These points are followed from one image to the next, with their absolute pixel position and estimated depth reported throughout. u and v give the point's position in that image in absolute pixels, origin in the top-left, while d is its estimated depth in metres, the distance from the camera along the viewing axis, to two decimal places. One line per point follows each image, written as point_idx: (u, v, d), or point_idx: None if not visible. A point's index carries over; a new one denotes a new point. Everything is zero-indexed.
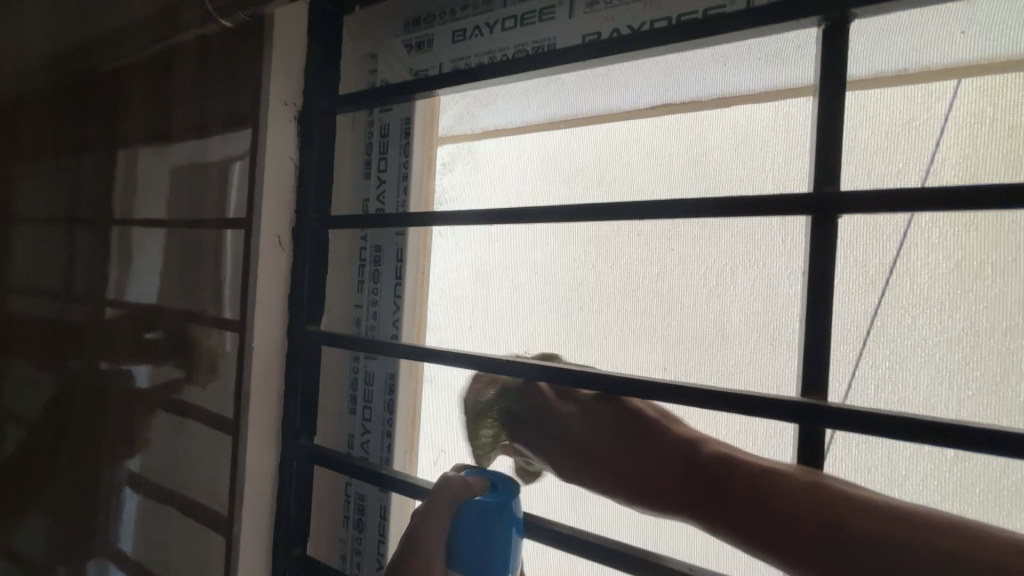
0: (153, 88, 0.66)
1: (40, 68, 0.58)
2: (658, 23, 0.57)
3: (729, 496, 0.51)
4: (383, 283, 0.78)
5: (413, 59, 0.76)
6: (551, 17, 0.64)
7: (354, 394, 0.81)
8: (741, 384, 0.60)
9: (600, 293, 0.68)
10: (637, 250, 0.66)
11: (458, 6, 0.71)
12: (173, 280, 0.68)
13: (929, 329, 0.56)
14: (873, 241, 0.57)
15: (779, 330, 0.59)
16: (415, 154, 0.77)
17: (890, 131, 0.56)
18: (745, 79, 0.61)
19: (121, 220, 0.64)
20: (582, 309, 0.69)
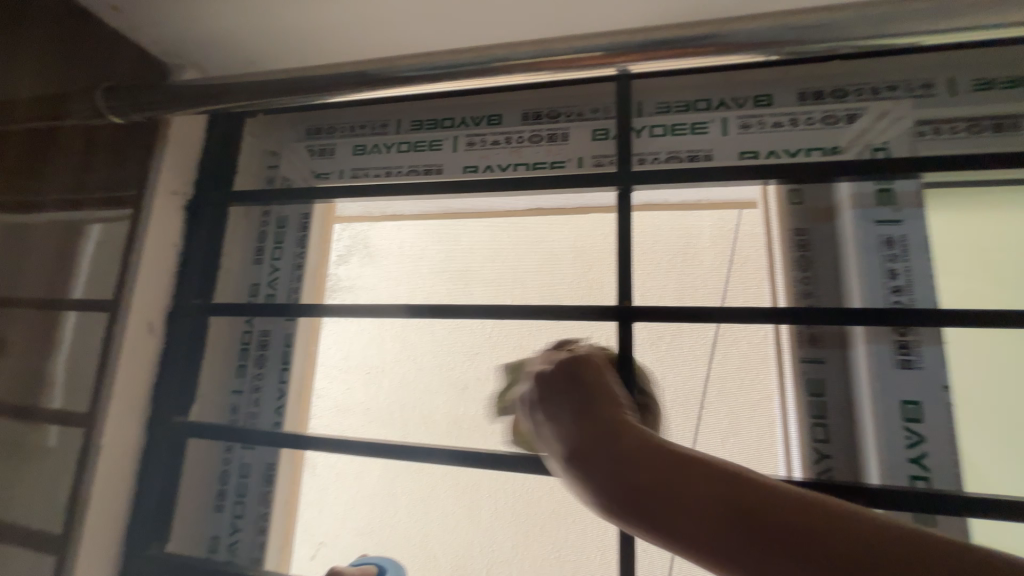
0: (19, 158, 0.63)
1: None
2: (519, 166, 0.75)
3: (659, 477, 0.35)
4: (267, 369, 0.77)
5: (314, 162, 0.83)
6: (438, 147, 0.79)
7: (222, 490, 0.75)
8: None
9: (465, 378, 0.73)
10: (502, 339, 0.72)
11: (358, 125, 0.83)
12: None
13: (720, 408, 0.64)
14: (679, 336, 0.67)
15: None
16: (310, 245, 0.82)
17: (675, 254, 0.70)
18: (569, 203, 0.74)
19: None
20: (447, 392, 0.73)
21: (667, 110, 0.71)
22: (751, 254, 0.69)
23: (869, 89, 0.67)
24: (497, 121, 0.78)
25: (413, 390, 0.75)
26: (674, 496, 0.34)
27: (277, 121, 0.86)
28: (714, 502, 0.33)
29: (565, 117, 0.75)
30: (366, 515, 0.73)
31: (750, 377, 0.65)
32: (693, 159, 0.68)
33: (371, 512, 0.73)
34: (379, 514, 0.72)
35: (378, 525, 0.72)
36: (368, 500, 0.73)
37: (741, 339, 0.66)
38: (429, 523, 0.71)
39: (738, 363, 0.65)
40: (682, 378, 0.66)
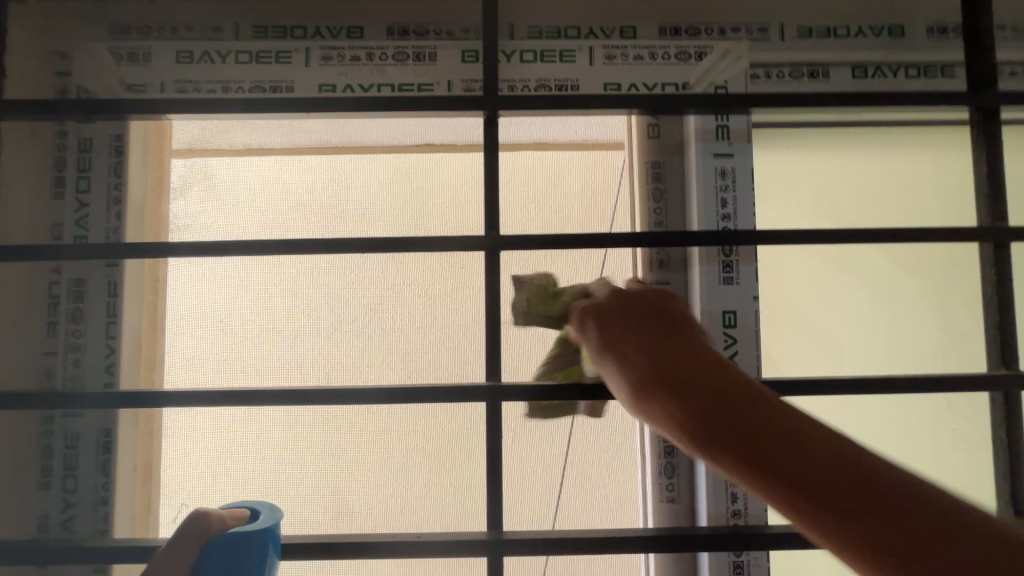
0: None
1: None
2: (384, 87, 0.68)
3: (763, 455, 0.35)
4: (88, 323, 0.66)
5: (124, 70, 0.67)
6: (287, 60, 0.68)
7: (46, 465, 0.65)
8: (458, 377, 0.70)
9: (341, 316, 0.70)
10: (381, 276, 0.71)
11: (183, 26, 0.68)
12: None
13: None
14: (552, 265, 0.70)
15: (472, 332, 0.71)
16: (131, 176, 0.68)
17: (549, 189, 0.72)
18: (441, 134, 0.72)
19: None
20: (320, 331, 0.70)
21: (538, 35, 0.69)
22: (614, 185, 0.73)
23: (718, 30, 0.71)
24: (358, 33, 0.69)
25: (281, 337, 0.70)
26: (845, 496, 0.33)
27: (62, 14, 0.67)
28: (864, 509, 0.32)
29: (433, 35, 0.69)
30: (235, 471, 0.68)
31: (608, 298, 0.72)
32: (562, 89, 0.68)
33: (240, 467, 0.68)
34: (250, 467, 0.68)
35: (250, 478, 0.68)
36: (234, 453, 0.68)
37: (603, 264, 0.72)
38: (304, 469, 0.69)
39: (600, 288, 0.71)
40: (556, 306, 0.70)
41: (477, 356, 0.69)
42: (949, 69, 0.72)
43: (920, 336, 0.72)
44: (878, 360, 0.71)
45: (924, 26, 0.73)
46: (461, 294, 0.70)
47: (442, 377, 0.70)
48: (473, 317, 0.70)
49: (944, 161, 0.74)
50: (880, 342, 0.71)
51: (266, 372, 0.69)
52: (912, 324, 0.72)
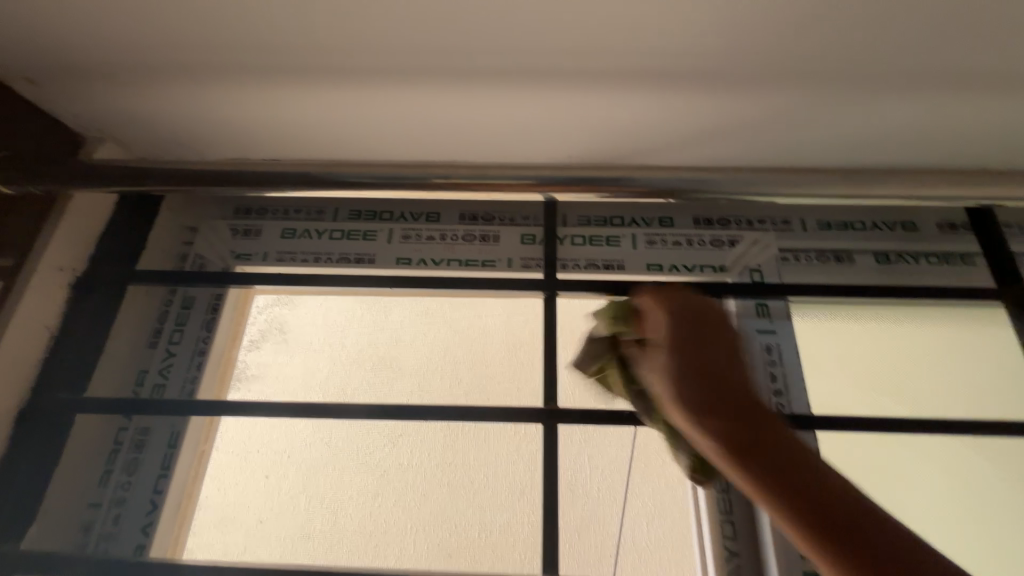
0: None
1: None
2: (452, 262, 0.78)
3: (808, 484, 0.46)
4: (139, 476, 0.66)
5: (237, 243, 0.80)
6: (373, 238, 0.80)
7: None
8: (508, 565, 0.64)
9: (386, 478, 0.71)
10: (428, 437, 0.71)
11: (292, 210, 0.83)
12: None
13: (627, 510, 0.69)
14: (603, 440, 0.69)
15: (525, 509, 0.67)
16: (218, 332, 0.75)
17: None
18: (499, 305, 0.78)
19: None
20: (363, 490, 0.71)
21: (588, 223, 0.80)
22: None
23: (746, 221, 0.82)
24: (434, 218, 0.82)
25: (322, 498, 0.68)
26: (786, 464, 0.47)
27: (199, 199, 0.82)
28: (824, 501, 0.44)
29: (498, 221, 0.81)
30: None
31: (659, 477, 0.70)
32: (610, 268, 0.76)
33: None
34: None
35: None
36: None
37: (654, 445, 0.70)
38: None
39: (650, 466, 0.70)
40: (602, 481, 0.69)
41: (530, 537, 0.65)
42: (969, 257, 0.78)
43: (1017, 528, 0.67)
44: (979, 557, 0.66)
45: (933, 221, 0.82)
46: (507, 461, 0.69)
47: (491, 563, 0.64)
48: (524, 493, 0.67)
49: (992, 340, 0.75)
50: (971, 533, 0.67)
51: (309, 535, 0.68)
52: (1004, 514, 0.68)
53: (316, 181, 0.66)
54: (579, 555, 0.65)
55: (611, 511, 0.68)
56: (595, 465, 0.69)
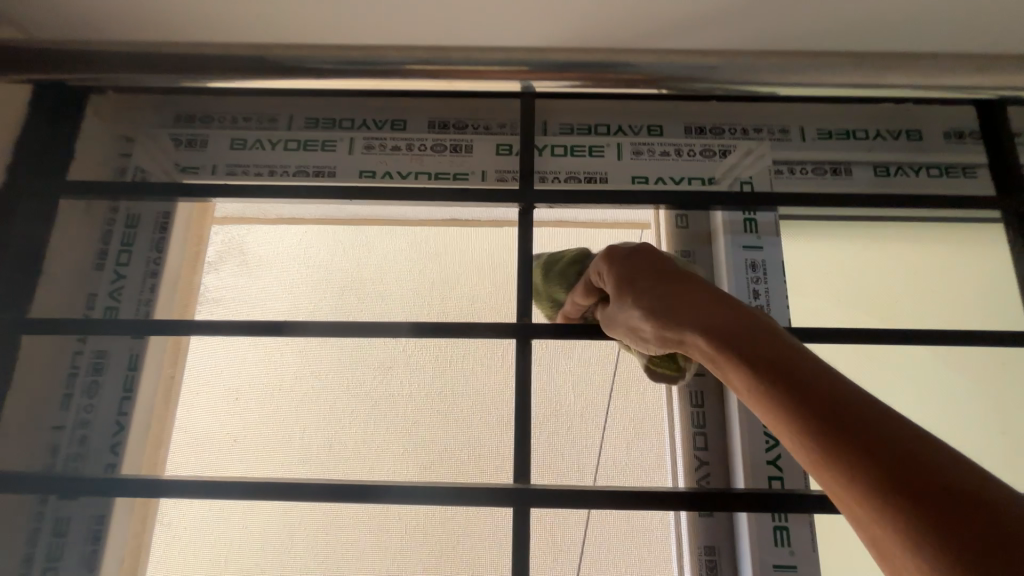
0: None
1: None
2: (421, 175, 0.71)
3: (787, 386, 0.39)
4: (101, 398, 0.64)
5: (180, 154, 0.72)
6: (332, 149, 0.72)
7: (32, 553, 0.60)
8: (486, 475, 0.63)
9: (358, 395, 0.67)
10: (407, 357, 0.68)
11: (240, 116, 0.74)
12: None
13: (607, 426, 0.67)
14: (581, 356, 0.66)
15: (502, 422, 0.65)
16: (169, 253, 0.69)
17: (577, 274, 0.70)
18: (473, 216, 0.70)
19: None
20: (334, 408, 0.67)
21: (569, 131, 0.73)
22: None
23: (741, 129, 0.75)
24: (400, 126, 0.74)
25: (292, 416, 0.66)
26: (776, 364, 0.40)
27: (132, 103, 0.72)
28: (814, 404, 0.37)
29: (471, 129, 0.74)
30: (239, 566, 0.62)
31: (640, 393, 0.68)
32: (591, 180, 0.70)
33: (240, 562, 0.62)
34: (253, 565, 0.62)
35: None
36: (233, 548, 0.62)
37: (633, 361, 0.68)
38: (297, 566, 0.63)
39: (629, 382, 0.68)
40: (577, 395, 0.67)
41: (507, 452, 0.63)
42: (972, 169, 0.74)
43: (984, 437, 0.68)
44: None
45: (941, 129, 0.76)
46: (491, 381, 0.66)
47: (469, 473, 0.63)
48: (501, 407, 0.65)
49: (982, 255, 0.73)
50: None
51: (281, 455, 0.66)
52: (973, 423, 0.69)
53: (257, 72, 0.57)
54: (555, 468, 0.64)
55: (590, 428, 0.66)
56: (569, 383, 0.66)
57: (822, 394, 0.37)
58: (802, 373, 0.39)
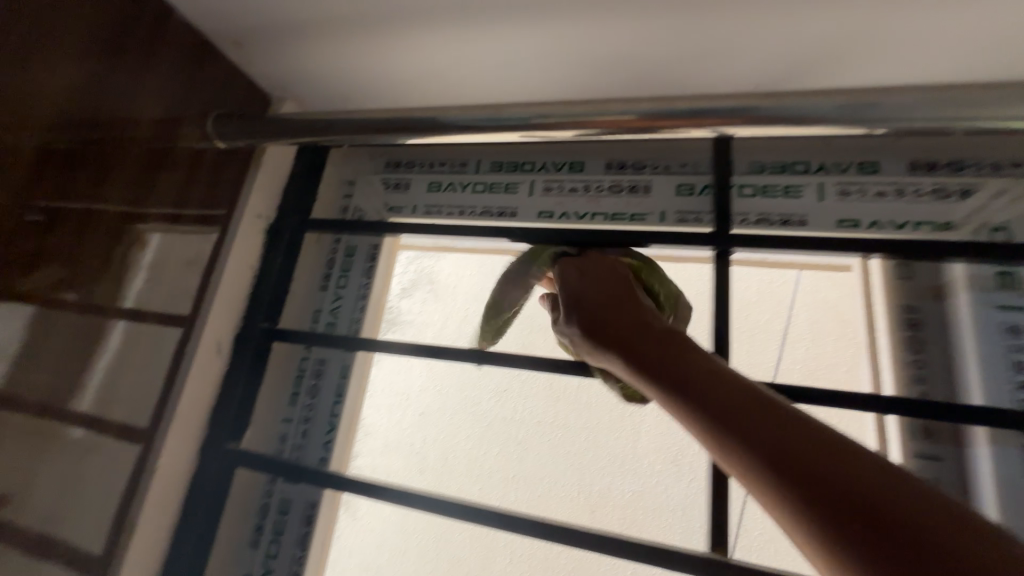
0: (144, 168, 0.62)
1: (45, 135, 0.53)
2: (598, 216, 0.73)
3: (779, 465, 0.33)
4: (320, 399, 0.75)
5: (389, 195, 0.84)
6: (515, 190, 0.78)
7: (260, 524, 0.71)
8: (658, 523, 0.67)
9: (530, 427, 0.76)
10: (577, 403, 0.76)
11: (436, 162, 0.84)
12: (42, 385, 0.53)
13: None
14: None
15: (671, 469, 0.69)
16: (375, 277, 0.80)
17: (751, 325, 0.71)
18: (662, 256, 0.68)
19: (15, 295, 0.51)
20: (510, 436, 0.76)
21: (760, 170, 0.68)
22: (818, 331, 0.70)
23: (990, 165, 0.62)
24: (578, 168, 0.77)
25: (478, 440, 0.77)
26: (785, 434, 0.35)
27: (356, 154, 0.88)
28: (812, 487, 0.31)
29: (649, 169, 0.74)
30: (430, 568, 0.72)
31: None
32: (787, 224, 0.65)
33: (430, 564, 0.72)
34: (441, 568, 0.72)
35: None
36: (425, 551, 0.73)
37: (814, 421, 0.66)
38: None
39: None
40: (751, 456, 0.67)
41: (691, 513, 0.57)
42: None
43: None
44: None
45: None
46: (657, 428, 0.71)
47: (637, 517, 0.68)
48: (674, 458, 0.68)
49: None
50: None
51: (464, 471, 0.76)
52: None
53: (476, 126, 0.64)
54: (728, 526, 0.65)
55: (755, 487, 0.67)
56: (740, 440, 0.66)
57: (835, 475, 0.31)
58: (806, 451, 0.33)
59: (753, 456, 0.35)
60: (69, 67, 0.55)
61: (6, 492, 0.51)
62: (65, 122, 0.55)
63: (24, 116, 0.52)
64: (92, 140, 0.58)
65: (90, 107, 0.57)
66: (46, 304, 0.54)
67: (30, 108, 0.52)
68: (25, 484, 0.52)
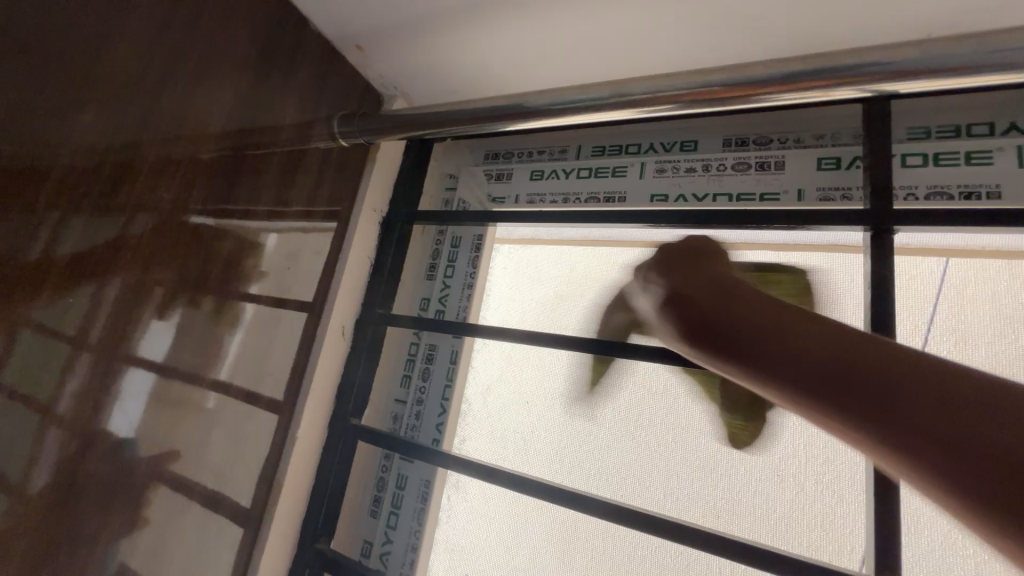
0: (283, 170, 0.69)
1: (210, 144, 0.61)
2: (720, 197, 0.67)
3: (824, 378, 0.27)
4: (431, 383, 0.79)
5: (492, 186, 0.85)
6: (622, 174, 0.74)
7: (380, 496, 0.77)
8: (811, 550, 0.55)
9: (641, 423, 0.66)
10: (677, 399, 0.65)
11: (537, 150, 0.83)
12: (210, 361, 0.63)
13: None
14: None
15: (831, 488, 0.56)
16: (479, 266, 0.83)
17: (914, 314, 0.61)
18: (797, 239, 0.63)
19: (189, 283, 0.60)
20: (617, 433, 0.67)
21: (926, 135, 0.58)
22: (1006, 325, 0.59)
23: None
24: (693, 147, 0.71)
25: (580, 433, 0.69)
26: (817, 347, 0.29)
27: (458, 147, 0.90)
28: (870, 403, 0.26)
29: (778, 143, 0.66)
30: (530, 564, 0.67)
31: None
32: (970, 198, 0.54)
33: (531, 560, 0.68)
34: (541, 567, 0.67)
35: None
36: (527, 546, 0.68)
37: None
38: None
39: None
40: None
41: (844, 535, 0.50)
42: None
43: None
44: None
45: None
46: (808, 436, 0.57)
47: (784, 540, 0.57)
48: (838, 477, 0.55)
49: None
50: None
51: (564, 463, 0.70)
52: None
53: None
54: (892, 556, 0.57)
55: None
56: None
57: (910, 390, 0.25)
58: (854, 364, 0.27)
59: (963, 455, 0.22)
60: (227, 81, 0.63)
61: (186, 448, 0.61)
62: (226, 134, 0.63)
63: (196, 131, 0.60)
64: (246, 147, 0.65)
65: (243, 116, 0.65)
66: (211, 289, 0.62)
67: (200, 124, 0.60)
68: (199, 443, 0.62)
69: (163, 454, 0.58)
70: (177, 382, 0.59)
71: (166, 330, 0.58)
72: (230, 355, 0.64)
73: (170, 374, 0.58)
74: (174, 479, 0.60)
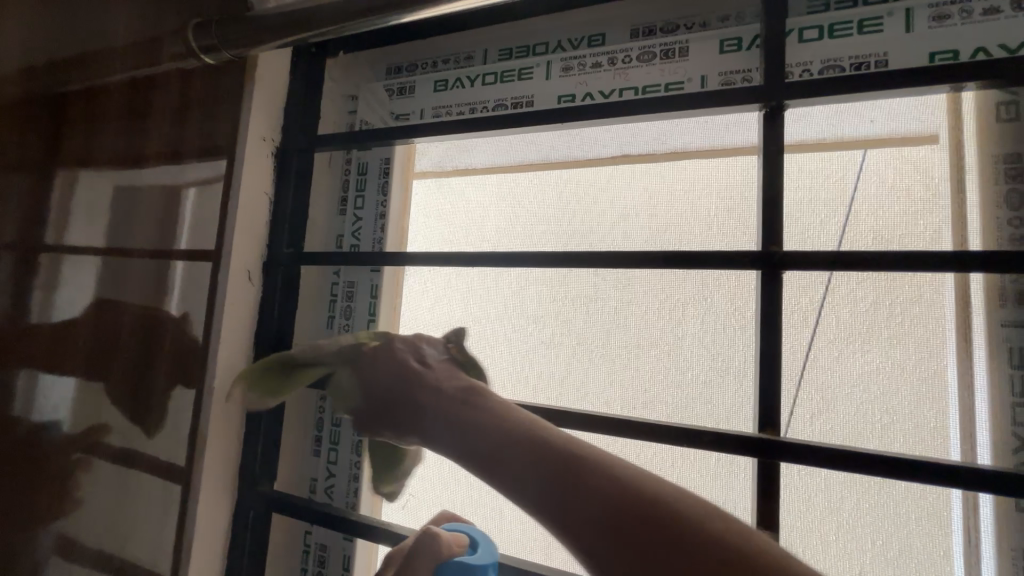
0: (137, 107, 0.61)
1: (33, 75, 0.53)
2: (627, 91, 0.64)
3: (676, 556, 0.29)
4: (355, 319, 0.77)
5: (395, 103, 0.78)
6: (529, 76, 0.69)
7: (319, 436, 0.77)
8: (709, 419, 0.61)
9: (559, 326, 0.69)
10: (631, 295, 0.66)
11: (440, 58, 0.76)
12: (111, 325, 0.60)
13: (866, 390, 0.56)
14: (805, 300, 0.58)
15: (731, 360, 0.61)
16: (392, 191, 0.78)
17: (820, 193, 0.58)
18: (691, 137, 0.64)
19: (54, 246, 0.55)
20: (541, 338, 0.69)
21: (823, 7, 0.56)
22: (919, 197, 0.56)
23: None
24: (599, 40, 0.66)
25: (510, 346, 0.70)
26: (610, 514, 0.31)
27: (355, 63, 0.81)
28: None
29: (683, 28, 0.62)
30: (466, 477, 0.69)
31: (903, 348, 0.56)
32: (860, 68, 0.54)
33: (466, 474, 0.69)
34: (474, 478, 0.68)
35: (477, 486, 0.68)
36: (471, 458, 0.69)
37: (891, 307, 0.56)
38: None
39: (884, 326, 0.56)
40: (845, 355, 0.57)
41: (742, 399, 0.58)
42: None
43: None
44: None
45: None
46: (695, 319, 0.63)
47: (685, 410, 0.62)
48: (732, 347, 0.61)
49: None
50: None
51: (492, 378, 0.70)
52: None
53: None
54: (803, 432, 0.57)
55: (833, 389, 0.57)
56: (827, 337, 0.58)
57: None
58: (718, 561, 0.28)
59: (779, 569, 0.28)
60: None
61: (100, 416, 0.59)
62: (46, 61, 0.54)
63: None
64: (73, 79, 0.56)
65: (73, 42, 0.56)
66: (92, 250, 0.58)
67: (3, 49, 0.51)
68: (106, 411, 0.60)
69: (80, 425, 0.58)
70: (88, 353, 0.58)
71: (56, 301, 0.55)
72: (108, 314, 0.59)
73: (77, 345, 0.57)
74: (80, 445, 0.58)
